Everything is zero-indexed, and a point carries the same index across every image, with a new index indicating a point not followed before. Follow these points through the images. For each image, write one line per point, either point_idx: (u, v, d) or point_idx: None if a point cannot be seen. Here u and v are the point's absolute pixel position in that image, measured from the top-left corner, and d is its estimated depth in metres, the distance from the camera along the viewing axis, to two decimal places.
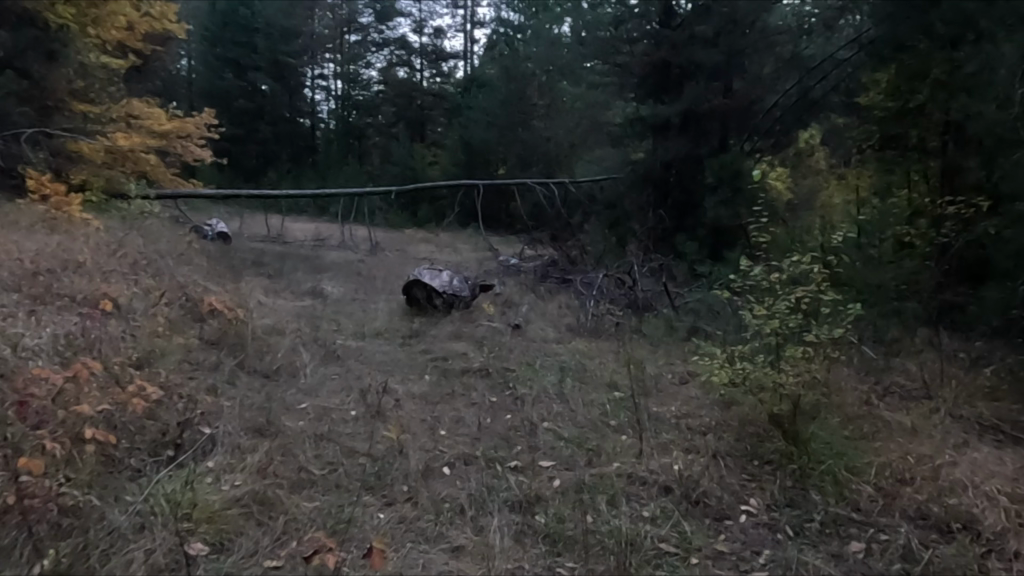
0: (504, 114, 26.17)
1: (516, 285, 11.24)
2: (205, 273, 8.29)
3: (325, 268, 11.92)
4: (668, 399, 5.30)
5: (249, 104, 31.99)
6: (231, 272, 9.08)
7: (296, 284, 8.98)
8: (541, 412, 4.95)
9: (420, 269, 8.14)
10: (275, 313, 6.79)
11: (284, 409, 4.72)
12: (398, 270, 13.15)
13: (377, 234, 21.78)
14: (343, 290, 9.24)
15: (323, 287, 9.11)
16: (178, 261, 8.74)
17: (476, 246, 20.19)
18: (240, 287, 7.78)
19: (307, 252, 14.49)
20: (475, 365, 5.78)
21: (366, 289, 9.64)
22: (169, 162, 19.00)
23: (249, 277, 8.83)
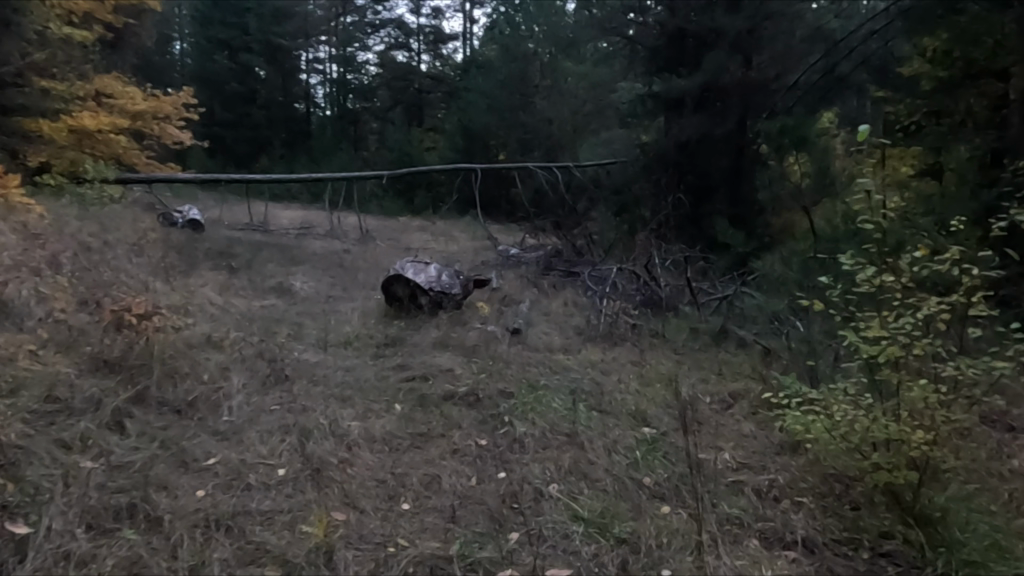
0: (505, 96, 24.86)
1: (516, 279, 10.07)
2: (155, 266, 7.12)
3: (304, 259, 10.74)
4: (714, 442, 4.14)
5: (239, 87, 30.70)
6: (189, 264, 7.91)
7: (263, 279, 7.81)
8: (541, 466, 3.76)
9: (402, 262, 6.90)
10: (220, 317, 5.59)
11: (176, 476, 3.48)
12: (387, 262, 11.99)
13: (370, 221, 20.55)
14: (317, 286, 8.07)
15: (295, 283, 7.94)
16: (125, 253, 7.57)
17: (475, 235, 18.98)
18: (189, 284, 6.60)
19: (288, 242, 13.28)
20: (461, 389, 4.59)
21: (345, 286, 8.47)
22: (146, 145, 17.78)
23: (208, 271, 7.66)
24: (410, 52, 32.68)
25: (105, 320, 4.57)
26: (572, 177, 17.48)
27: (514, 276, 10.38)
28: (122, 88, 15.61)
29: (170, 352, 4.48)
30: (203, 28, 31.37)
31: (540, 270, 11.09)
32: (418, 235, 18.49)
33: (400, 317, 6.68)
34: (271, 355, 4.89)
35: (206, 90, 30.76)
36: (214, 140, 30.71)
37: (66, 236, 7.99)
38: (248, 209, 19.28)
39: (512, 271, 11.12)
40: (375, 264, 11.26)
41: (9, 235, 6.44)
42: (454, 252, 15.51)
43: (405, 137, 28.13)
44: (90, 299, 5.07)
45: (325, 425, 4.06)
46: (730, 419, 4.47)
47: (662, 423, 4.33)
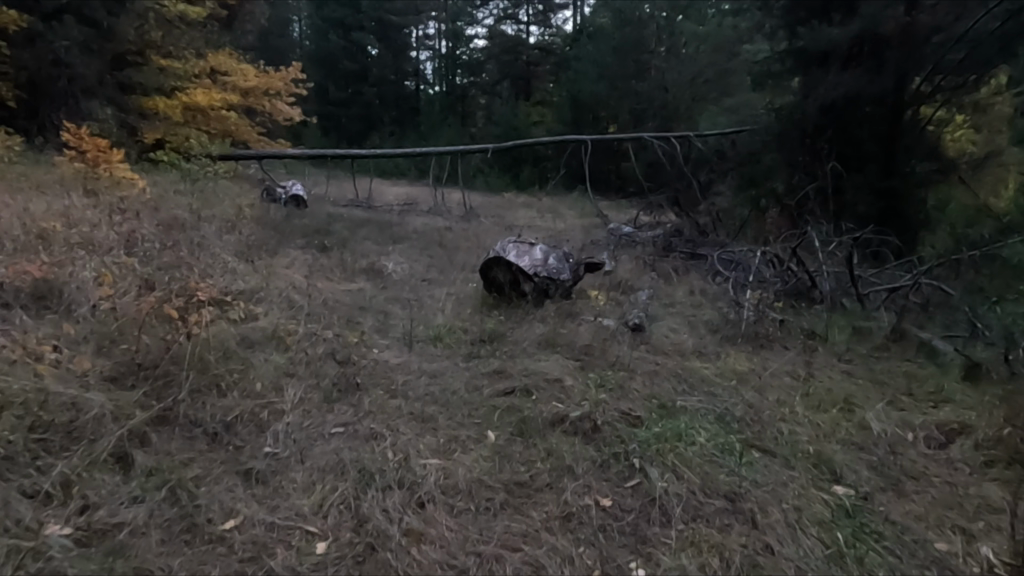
0: (619, 64, 23.30)
1: (631, 262, 8.95)
2: (243, 245, 6.62)
3: (404, 236, 10.13)
4: (945, 521, 2.95)
5: (352, 65, 30.93)
6: (280, 242, 7.40)
7: (356, 259, 7.18)
8: (696, 558, 2.68)
9: (503, 243, 5.98)
10: (293, 305, 4.90)
11: (168, 558, 2.56)
12: (492, 240, 11.20)
13: (474, 197, 19.97)
14: (414, 268, 7.35)
15: (386, 263, 7.22)
16: (216, 231, 7.15)
17: (583, 211, 17.91)
18: (272, 265, 6.01)
19: (390, 218, 12.83)
20: (571, 412, 3.61)
21: (442, 269, 7.70)
22: (258, 122, 17.95)
23: (299, 249, 7.11)
24: (518, 23, 31.22)
25: (148, 311, 3.90)
26: (692, 149, 15.91)
27: (629, 258, 9.28)
28: (234, 64, 15.72)
29: (215, 356, 3.76)
30: (319, 7, 31.80)
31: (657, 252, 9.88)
32: (523, 212, 17.67)
33: (498, 306, 5.78)
34: (343, 357, 4.12)
35: (321, 69, 31.24)
36: (328, 118, 31.26)
37: (163, 212, 7.71)
38: (355, 185, 19.21)
39: (625, 251, 10.00)
40: (477, 243, 10.50)
41: (97, 212, 6.10)
42: (561, 230, 14.52)
43: (512, 111, 27.25)
44: (151, 280, 4.49)
45: (396, 464, 3.19)
46: (952, 489, 3.19)
47: (855, 481, 3.17)
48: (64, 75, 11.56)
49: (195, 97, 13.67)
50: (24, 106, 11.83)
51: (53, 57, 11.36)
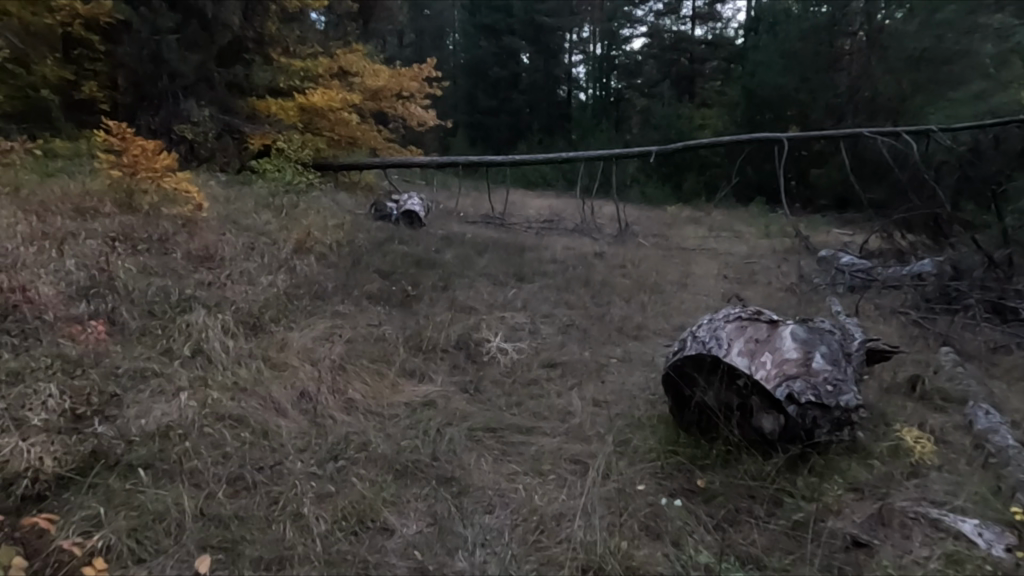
0: (811, 52, 19.07)
1: (892, 336, 5.45)
2: (263, 303, 4.11)
3: (536, 269, 7.27)
4: None
5: (502, 71, 28.91)
6: (336, 289, 4.84)
7: (445, 322, 4.42)
8: None
9: (710, 324, 3.30)
10: (225, 505, 2.62)
11: None
12: (662, 277, 8.03)
13: (629, 211, 16.83)
14: (534, 339, 4.46)
15: (486, 331, 4.39)
16: (241, 278, 4.68)
17: (769, 232, 14.17)
18: (267, 376, 3.44)
19: (527, 240, 10.13)
20: None
21: (582, 337, 4.75)
22: (391, 128, 16.13)
23: (351, 307, 4.49)
24: (682, 19, 27.29)
25: None
26: (932, 149, 11.70)
27: (883, 326, 5.77)
28: (364, 65, 13.90)
29: None
30: (472, 14, 30.19)
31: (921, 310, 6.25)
32: (692, 230, 14.26)
33: (706, 458, 3.12)
34: None
35: (470, 77, 29.54)
36: (475, 128, 29.43)
37: (198, 241, 5.43)
38: (490, 201, 16.87)
39: (869, 307, 6.45)
40: (640, 281, 7.40)
41: (35, 264, 3.81)
42: (747, 258, 11.02)
43: (674, 112, 23.71)
44: None
45: None
46: None
47: None
48: (164, 72, 10.02)
49: (312, 97, 11.55)
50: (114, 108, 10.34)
51: (152, 52, 9.86)
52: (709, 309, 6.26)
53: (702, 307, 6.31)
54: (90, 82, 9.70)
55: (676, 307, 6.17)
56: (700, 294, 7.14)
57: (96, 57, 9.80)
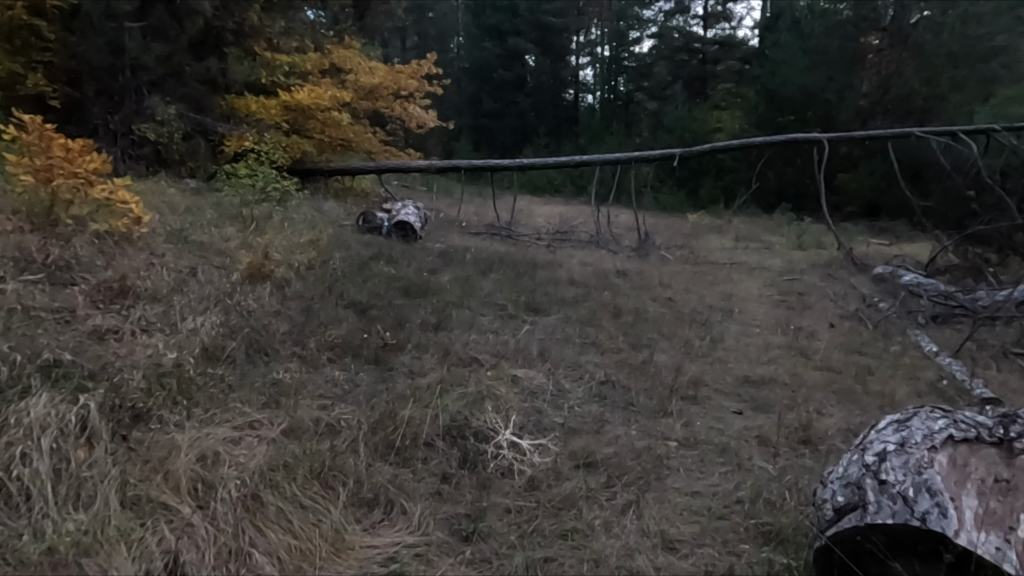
0: (835, 47, 17.26)
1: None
2: (158, 383, 2.83)
3: (552, 295, 5.98)
4: None
5: (508, 73, 27.59)
6: (283, 350, 3.51)
7: (431, 397, 3.14)
8: None
9: (906, 459, 2.35)
10: None
11: None
12: (700, 303, 6.72)
13: (646, 220, 15.54)
14: (558, 423, 3.18)
15: (485, 416, 3.07)
16: (145, 331, 3.36)
17: (802, 242, 12.89)
18: (102, 541, 2.15)
19: (538, 255, 8.82)
20: None
21: (621, 408, 3.45)
22: (389, 129, 14.90)
23: (286, 382, 3.15)
24: (692, 18, 25.58)
25: None
26: (992, 151, 10.38)
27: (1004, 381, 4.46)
28: (358, 61, 12.68)
29: None
30: (476, 15, 28.86)
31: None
32: (717, 241, 12.96)
33: None
34: None
35: (475, 80, 28.27)
36: (480, 132, 28.19)
37: (117, 267, 4.16)
38: (496, 208, 15.64)
39: (972, 347, 5.14)
40: (678, 309, 6.11)
41: None
42: (786, 274, 9.72)
43: (688, 114, 22.36)
44: None
45: None
46: None
47: None
48: (125, 64, 8.84)
49: (297, 95, 10.27)
50: (68, 106, 9.08)
51: (109, 42, 8.63)
52: (770, 349, 4.97)
53: (761, 347, 5.03)
54: (37, 74, 8.37)
55: (732, 348, 4.88)
56: (751, 326, 5.85)
57: (47, 43, 8.54)
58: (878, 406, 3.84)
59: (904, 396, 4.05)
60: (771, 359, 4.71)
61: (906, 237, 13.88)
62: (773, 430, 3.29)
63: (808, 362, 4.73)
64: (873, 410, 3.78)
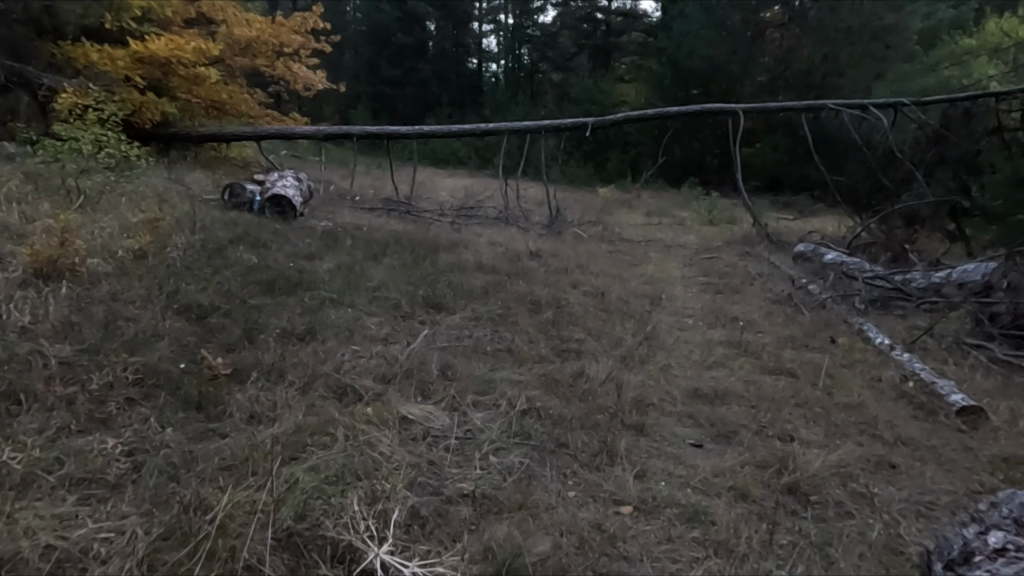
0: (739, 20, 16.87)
1: (1007, 401, 3.56)
2: None
3: (456, 284, 4.99)
4: None
5: (407, 38, 25.60)
6: (48, 398, 2.55)
7: (264, 496, 2.13)
8: None
9: None
10: None
11: None
12: (624, 291, 5.92)
13: (556, 194, 14.76)
14: (464, 509, 2.24)
15: (349, 522, 2.08)
16: None
17: (714, 217, 12.55)
18: None
19: (440, 235, 7.75)
20: None
21: (552, 456, 2.58)
22: (271, 90, 13.18)
23: (10, 480, 2.15)
24: None
25: None
26: (899, 126, 10.24)
27: (974, 380, 3.91)
28: (231, 10, 10.96)
29: None
30: None
31: (1004, 345, 4.48)
32: (629, 216, 12.36)
33: None
34: None
35: (372, 44, 26.21)
36: (378, 100, 26.32)
37: None
38: (394, 181, 14.37)
39: (927, 340, 4.60)
40: (603, 301, 5.29)
41: None
42: (704, 253, 9.21)
43: (594, 85, 21.54)
44: None
45: None
46: None
47: None
48: None
49: (153, 46, 8.60)
50: None
51: None
52: (714, 350, 4.23)
53: (702, 348, 4.28)
54: None
55: (673, 353, 4.08)
56: (684, 317, 5.14)
57: None
58: (857, 427, 3.14)
59: (873, 406, 3.42)
60: (718, 365, 3.94)
61: (810, 212, 13.91)
62: (751, 478, 2.50)
63: (759, 363, 4.04)
64: (852, 432, 3.08)
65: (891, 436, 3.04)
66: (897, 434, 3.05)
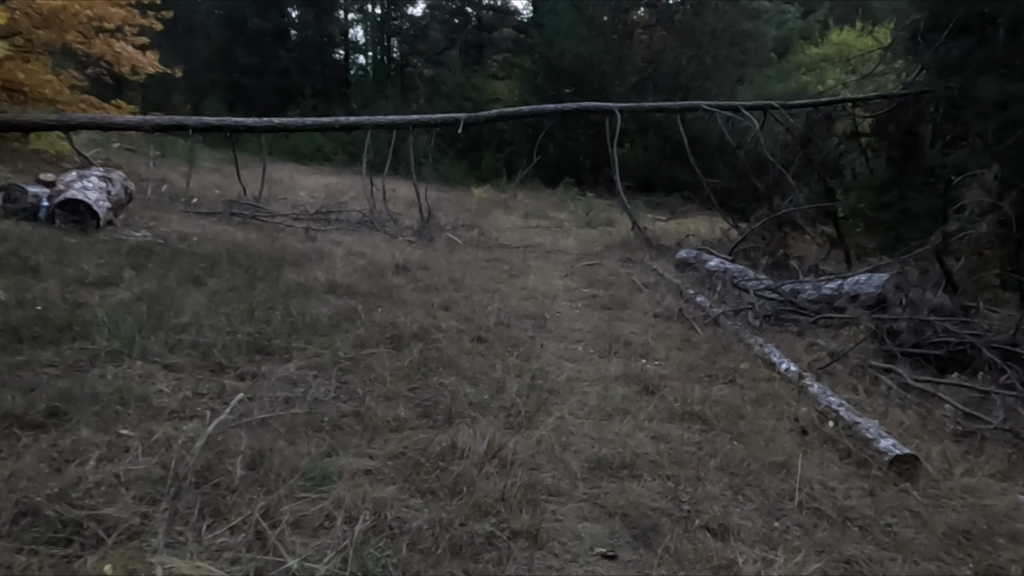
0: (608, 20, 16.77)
1: (938, 443, 3.13)
2: None
3: (298, 317, 4.00)
4: None
5: (265, 23, 23.28)
6: None
7: None
8: None
9: None
10: None
11: None
12: (503, 311, 5.18)
13: (428, 195, 13.84)
14: None
15: None
16: None
17: (592, 219, 12.20)
18: None
19: (290, 247, 6.63)
20: None
21: None
22: (89, 72, 11.23)
23: None
24: None
25: None
26: (767, 129, 10.32)
27: (893, 414, 3.49)
28: None
29: None
30: None
31: (908, 367, 4.17)
32: (506, 219, 11.71)
33: None
34: None
35: (223, 28, 23.84)
36: (232, 90, 24.01)
37: None
38: (245, 181, 12.85)
39: (833, 363, 4.20)
40: (481, 328, 4.51)
41: None
42: (585, 259, 8.71)
43: (466, 81, 20.57)
44: None
45: None
46: None
47: None
48: None
49: None
50: None
51: None
52: (612, 391, 3.57)
53: (598, 389, 3.61)
54: None
55: (565, 401, 3.36)
56: (572, 345, 4.47)
57: None
58: (793, 499, 2.56)
59: (803, 462, 2.87)
60: (617, 415, 3.26)
61: (682, 212, 13.98)
62: None
63: (664, 406, 3.42)
64: (786, 508, 2.50)
65: (833, 510, 2.48)
66: (838, 506, 2.50)
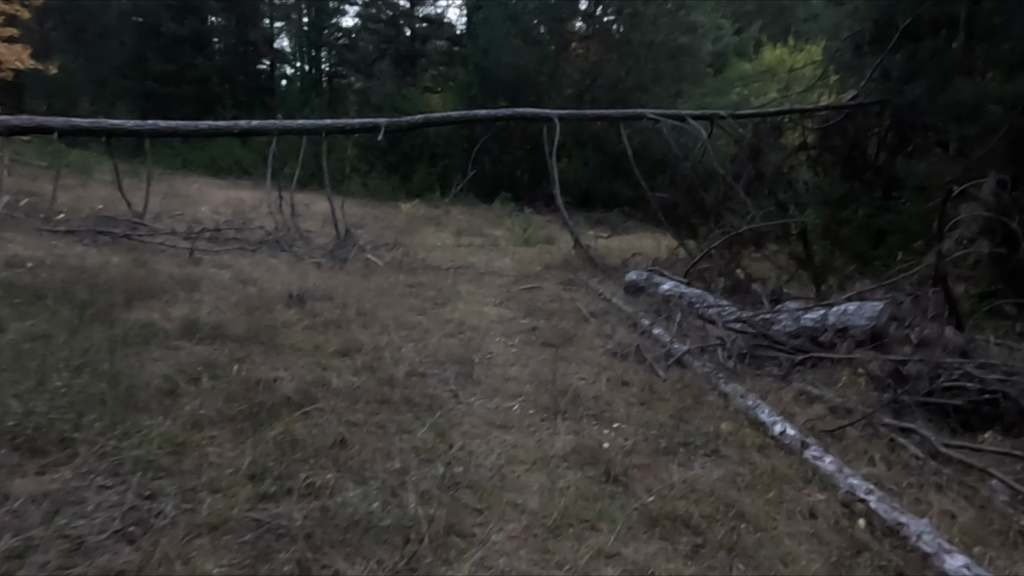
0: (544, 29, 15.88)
1: (1006, 557, 2.29)
2: None
3: (109, 386, 2.80)
4: None
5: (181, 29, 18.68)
6: None
7: None
8: None
9: None
10: None
11: None
12: (418, 355, 4.08)
13: (350, 210, 12.57)
14: None
15: None
16: None
17: (528, 236, 11.24)
18: None
19: (157, 275, 5.28)
20: None
21: None
22: None
23: None
24: None
25: None
26: (713, 140, 9.61)
27: (931, 502, 2.63)
28: None
29: None
30: None
31: (926, 425, 3.31)
32: (436, 236, 10.60)
33: None
34: None
35: None
36: None
37: None
38: (139, 196, 11.31)
39: (835, 422, 3.30)
40: (385, 384, 3.42)
41: None
42: (523, 282, 7.66)
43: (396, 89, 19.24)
44: None
45: None
46: None
47: None
48: None
49: None
50: None
51: None
52: (560, 481, 2.56)
53: (542, 478, 2.60)
54: None
55: (490, 507, 2.33)
56: (503, 404, 3.43)
57: None
58: None
59: None
60: (569, 528, 2.26)
61: (624, 229, 13.25)
62: None
63: (634, 507, 2.43)
64: None
65: None
66: None
